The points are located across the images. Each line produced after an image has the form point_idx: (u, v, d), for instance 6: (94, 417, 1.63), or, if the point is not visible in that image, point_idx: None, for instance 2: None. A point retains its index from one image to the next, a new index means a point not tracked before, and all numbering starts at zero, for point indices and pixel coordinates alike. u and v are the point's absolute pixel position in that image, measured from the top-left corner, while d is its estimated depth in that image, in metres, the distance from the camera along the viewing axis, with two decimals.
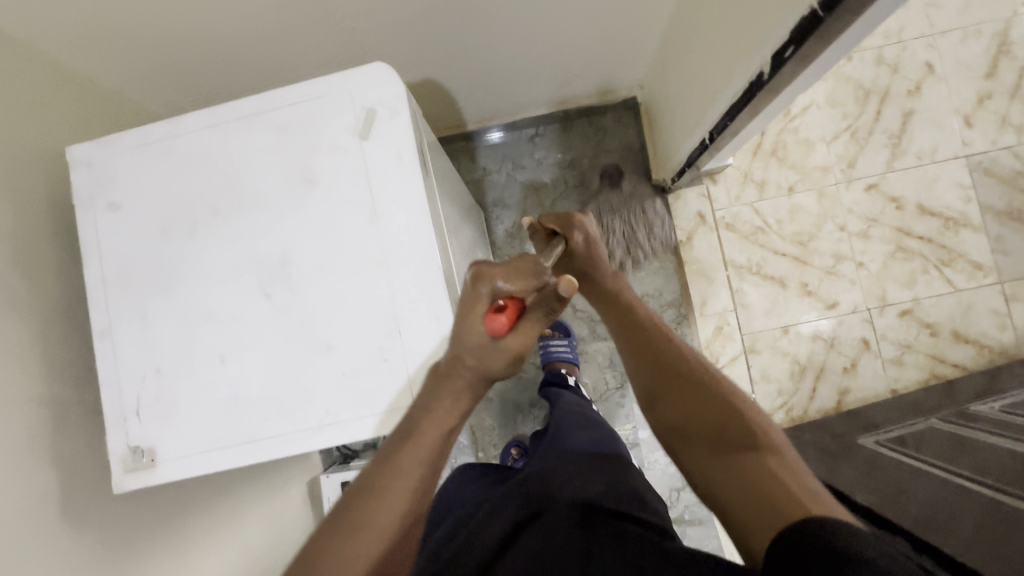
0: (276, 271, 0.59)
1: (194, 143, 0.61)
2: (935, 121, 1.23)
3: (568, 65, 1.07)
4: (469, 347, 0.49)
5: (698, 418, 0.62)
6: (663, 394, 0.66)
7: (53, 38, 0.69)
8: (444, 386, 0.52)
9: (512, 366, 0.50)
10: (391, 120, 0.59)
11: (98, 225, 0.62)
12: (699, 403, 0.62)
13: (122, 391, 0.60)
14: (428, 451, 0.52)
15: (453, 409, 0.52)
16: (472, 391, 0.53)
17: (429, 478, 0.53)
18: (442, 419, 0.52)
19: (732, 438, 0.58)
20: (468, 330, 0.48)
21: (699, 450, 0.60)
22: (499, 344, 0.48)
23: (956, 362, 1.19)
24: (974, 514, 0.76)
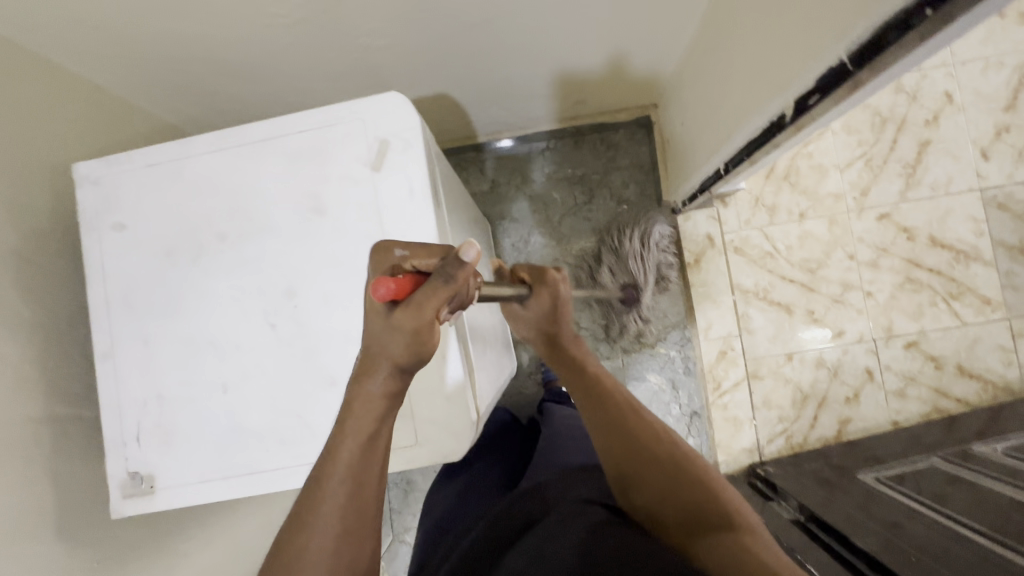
0: (282, 301, 0.58)
1: (201, 165, 0.60)
2: (952, 152, 1.22)
3: (583, 84, 1.05)
4: (371, 334, 0.46)
5: (674, 500, 0.61)
6: (634, 476, 0.64)
7: (64, 48, 0.68)
8: (356, 393, 0.47)
9: (415, 345, 0.45)
10: (405, 152, 0.58)
11: (102, 245, 0.61)
12: (673, 486, 0.61)
13: (122, 416, 0.59)
14: (353, 463, 0.46)
15: (369, 409, 0.47)
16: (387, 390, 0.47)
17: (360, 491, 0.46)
18: (359, 424, 0.47)
19: (711, 521, 0.58)
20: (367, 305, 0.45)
21: (683, 536, 0.59)
22: (394, 319, 0.43)
23: (959, 396, 1.19)
24: (966, 556, 0.74)
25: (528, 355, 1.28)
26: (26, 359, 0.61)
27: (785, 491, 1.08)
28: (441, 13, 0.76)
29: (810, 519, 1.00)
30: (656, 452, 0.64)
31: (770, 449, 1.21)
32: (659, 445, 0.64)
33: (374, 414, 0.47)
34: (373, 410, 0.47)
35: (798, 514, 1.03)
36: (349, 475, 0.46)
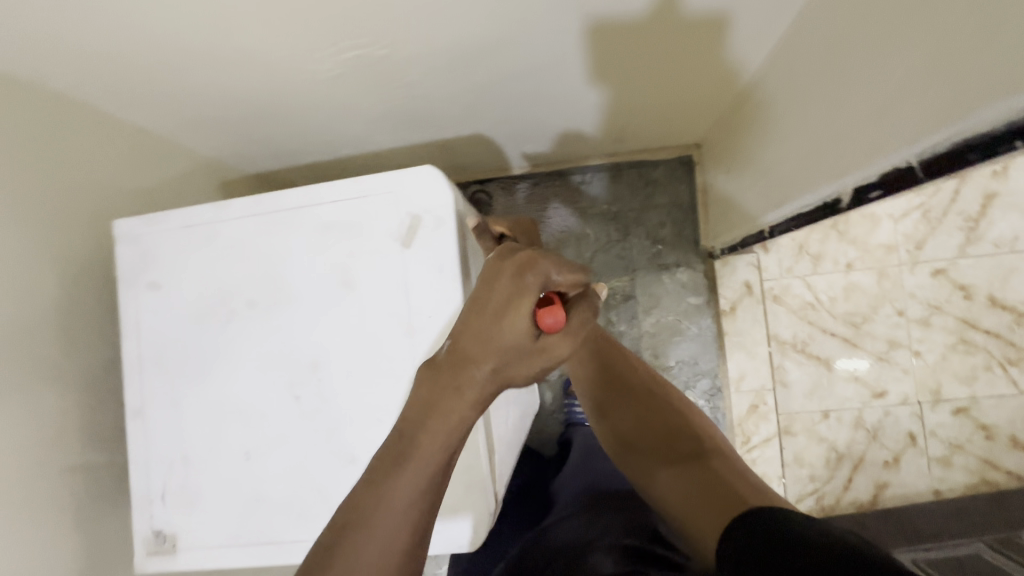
0: (306, 375, 0.58)
1: (236, 230, 0.60)
2: (1020, 207, 1.13)
3: (626, 125, 1.02)
4: (505, 347, 0.46)
5: (647, 427, 0.59)
6: (613, 406, 0.64)
7: (111, 99, 0.69)
8: (450, 394, 0.46)
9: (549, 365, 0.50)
10: (436, 230, 0.57)
11: (137, 302, 0.62)
12: (648, 412, 0.61)
13: (150, 475, 0.60)
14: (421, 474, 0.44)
15: (452, 421, 0.46)
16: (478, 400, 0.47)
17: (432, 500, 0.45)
18: (439, 435, 0.45)
19: (678, 443, 0.55)
20: (516, 321, 0.46)
21: (645, 458, 0.56)
22: (544, 342, 0.48)
23: (1011, 470, 1.11)
24: None
25: (551, 393, 1.26)
26: (66, 409, 0.64)
27: None
28: (481, 68, 0.74)
29: None
30: (635, 383, 0.65)
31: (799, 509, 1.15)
32: (637, 377, 0.66)
33: (460, 424, 0.46)
34: (455, 421, 0.46)
35: None
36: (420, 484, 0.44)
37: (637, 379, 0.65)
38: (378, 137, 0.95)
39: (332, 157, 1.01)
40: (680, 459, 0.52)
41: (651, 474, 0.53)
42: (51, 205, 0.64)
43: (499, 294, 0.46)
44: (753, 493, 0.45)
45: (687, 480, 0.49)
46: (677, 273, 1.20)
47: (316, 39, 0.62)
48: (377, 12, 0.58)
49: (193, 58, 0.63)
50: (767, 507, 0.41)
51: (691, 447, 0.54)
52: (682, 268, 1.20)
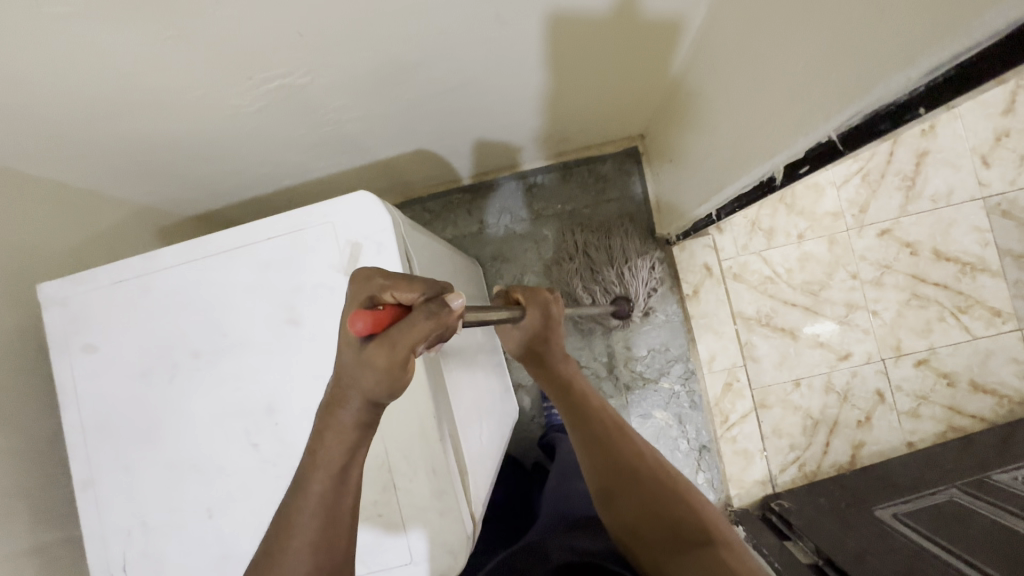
0: (262, 420, 0.56)
1: (171, 279, 0.58)
2: (951, 162, 1.18)
3: (567, 124, 1.03)
4: (345, 367, 0.42)
5: (656, 513, 0.58)
6: (617, 490, 0.61)
7: (25, 158, 0.66)
8: (328, 421, 0.44)
9: (389, 382, 0.41)
10: (378, 255, 0.55)
11: (73, 368, 0.59)
12: (652, 496, 0.59)
13: (107, 548, 0.57)
14: (321, 498, 0.43)
15: (342, 444, 0.44)
16: (359, 421, 0.44)
17: (337, 524, 0.44)
18: (331, 457, 0.44)
19: (689, 533, 0.55)
20: (340, 337, 0.42)
21: (658, 550, 0.56)
22: (367, 355, 0.40)
23: (974, 413, 1.15)
24: None
25: (530, 399, 1.26)
26: (12, 490, 0.60)
27: (801, 532, 1.02)
28: (412, 85, 0.73)
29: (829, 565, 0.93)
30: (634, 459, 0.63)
31: (783, 479, 1.17)
32: (638, 454, 0.63)
33: (347, 445, 0.44)
34: (347, 441, 0.44)
35: (816, 558, 0.96)
36: (320, 508, 0.43)
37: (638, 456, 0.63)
38: (318, 164, 0.92)
39: (275, 189, 0.99)
40: (701, 556, 0.52)
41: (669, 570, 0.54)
42: None
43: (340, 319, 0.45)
44: None
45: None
46: None
47: (233, 74, 0.60)
48: (292, 40, 0.57)
49: (104, 107, 0.60)
50: None
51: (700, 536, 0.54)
52: None
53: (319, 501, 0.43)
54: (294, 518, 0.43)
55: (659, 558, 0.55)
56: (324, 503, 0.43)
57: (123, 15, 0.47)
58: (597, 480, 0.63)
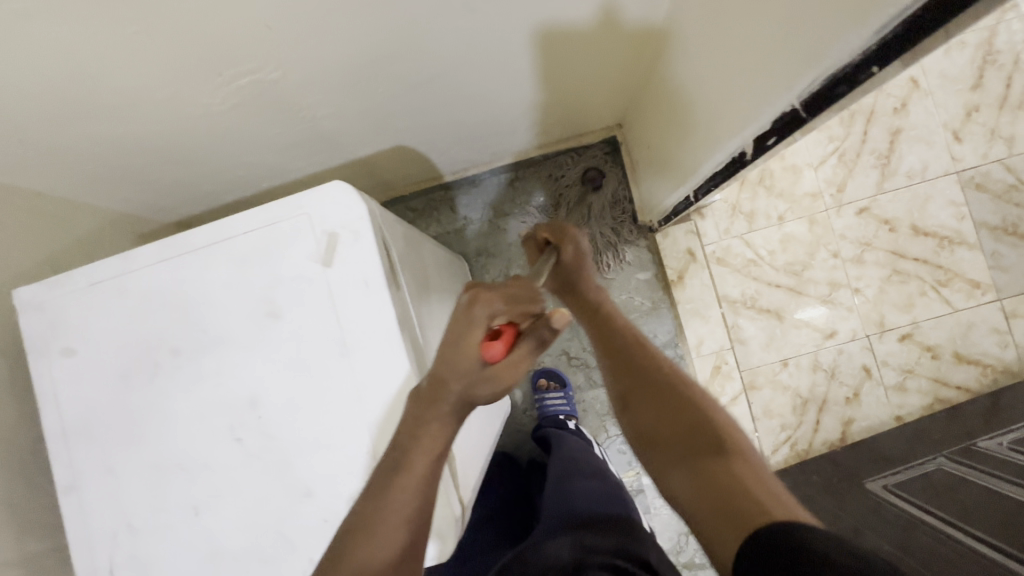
0: (245, 414, 0.56)
1: (147, 278, 0.58)
2: (924, 138, 1.20)
3: (545, 116, 1.04)
4: (459, 372, 0.50)
5: (670, 421, 0.55)
6: (634, 399, 0.59)
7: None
8: (430, 409, 0.51)
9: (500, 389, 0.53)
10: (354, 244, 0.56)
11: (52, 372, 0.58)
12: (669, 406, 0.56)
13: (93, 553, 0.56)
14: (421, 477, 0.50)
15: (442, 430, 0.51)
16: (457, 409, 0.52)
17: (425, 506, 0.50)
18: (432, 442, 0.51)
19: (702, 440, 0.51)
20: (460, 347, 0.50)
21: (666, 452, 0.53)
22: (490, 370, 0.51)
23: (959, 384, 1.17)
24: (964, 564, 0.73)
25: (522, 392, 1.26)
26: None
27: None
28: (384, 78, 0.74)
29: None
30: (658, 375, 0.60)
31: (775, 459, 1.18)
32: (663, 372, 0.60)
33: (445, 432, 0.52)
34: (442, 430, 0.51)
35: None
36: (418, 488, 0.49)
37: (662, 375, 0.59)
38: (297, 164, 0.93)
39: (255, 192, 0.99)
40: (712, 464, 0.49)
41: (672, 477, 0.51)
42: None
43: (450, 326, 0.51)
44: (772, 510, 0.43)
45: (715, 490, 0.46)
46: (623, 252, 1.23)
47: (202, 70, 0.60)
48: (259, 34, 0.57)
49: (76, 107, 0.60)
50: (788, 528, 0.40)
51: (716, 446, 0.50)
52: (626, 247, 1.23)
53: (417, 480, 0.50)
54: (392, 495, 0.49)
55: (665, 461, 0.53)
56: (421, 485, 0.50)
57: (86, 13, 0.47)
58: (615, 388, 0.62)
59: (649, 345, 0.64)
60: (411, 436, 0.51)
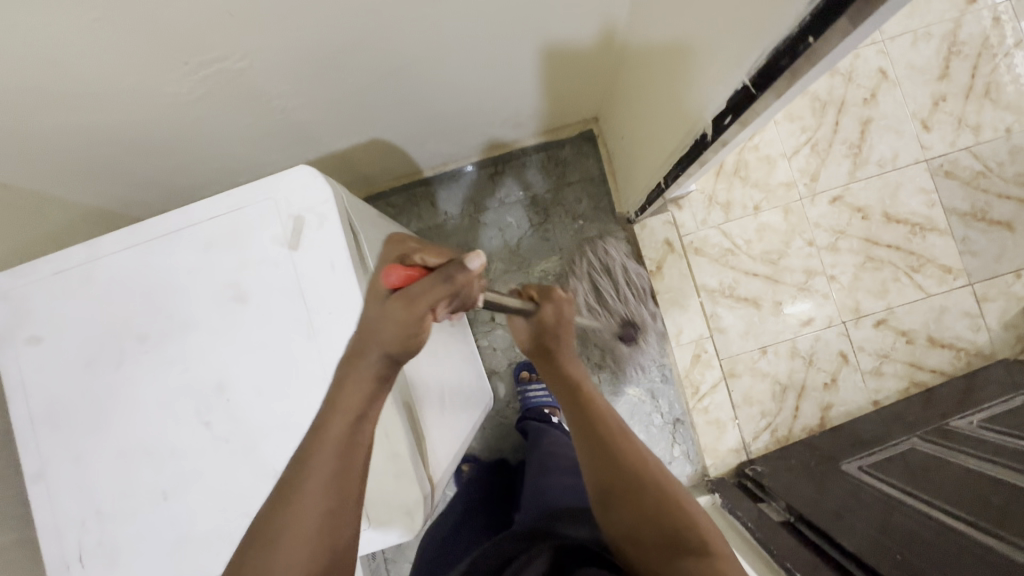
0: (213, 398, 0.56)
1: (114, 265, 0.58)
2: (894, 128, 1.22)
3: (519, 107, 1.05)
4: (368, 318, 0.46)
5: (657, 527, 0.57)
6: (618, 499, 0.60)
7: None
8: (349, 372, 0.46)
9: (407, 335, 0.45)
10: (320, 227, 0.56)
11: (18, 361, 0.58)
12: (656, 512, 0.58)
13: (62, 540, 0.56)
14: (338, 448, 0.45)
15: (358, 391, 0.46)
16: (378, 374, 0.46)
17: (347, 479, 0.45)
18: (348, 405, 0.45)
19: (690, 551, 0.55)
20: (369, 292, 0.48)
21: (649, 552, 0.56)
22: (390, 303, 0.45)
23: (934, 367, 1.19)
24: (936, 539, 0.74)
25: (505, 384, 1.26)
26: None
27: (773, 493, 1.02)
28: (354, 67, 0.74)
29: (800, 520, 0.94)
30: (640, 473, 0.61)
31: (756, 446, 1.19)
32: (647, 468, 0.62)
33: (363, 396, 0.46)
34: (366, 391, 0.46)
35: (786, 515, 0.97)
36: (335, 453, 0.44)
37: (647, 473, 0.61)
38: (272, 157, 0.93)
39: (231, 186, 0.99)
40: (696, 571, 0.53)
41: None
42: None
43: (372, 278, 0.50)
44: None
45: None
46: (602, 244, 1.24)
47: (167, 57, 0.61)
48: (222, 20, 0.57)
49: (41, 94, 0.60)
50: None
51: (699, 548, 0.55)
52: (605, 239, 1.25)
53: (335, 449, 0.45)
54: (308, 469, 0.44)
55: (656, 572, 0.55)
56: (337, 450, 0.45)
57: None
58: (597, 483, 0.62)
59: (631, 436, 0.65)
60: (330, 394, 0.46)
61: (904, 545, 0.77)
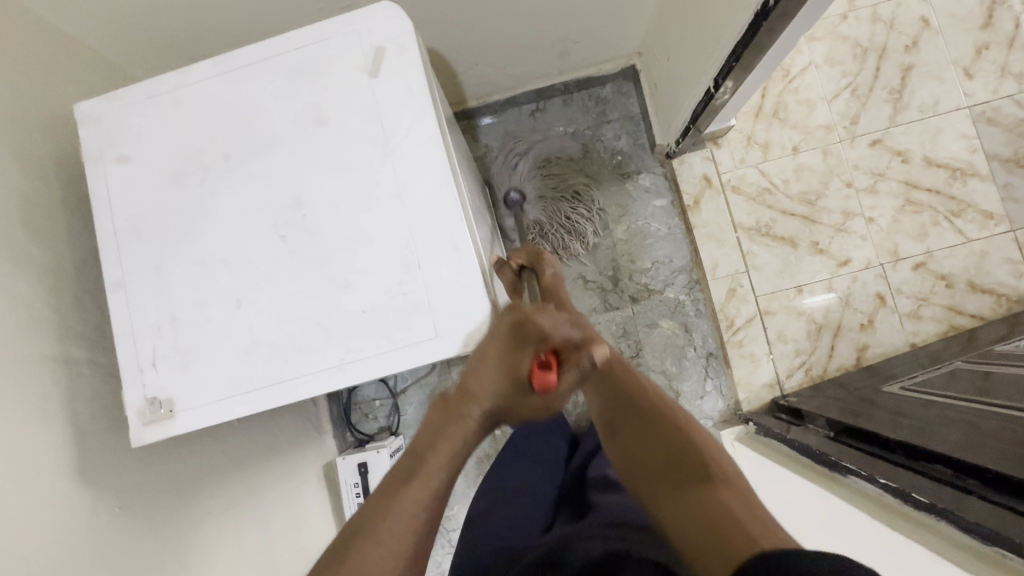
0: (291, 213, 0.58)
1: (203, 91, 0.61)
2: (935, 75, 1.23)
3: (567, 31, 1.07)
4: (494, 390, 0.46)
5: (661, 452, 0.53)
6: (620, 426, 0.60)
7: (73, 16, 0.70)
8: (460, 420, 0.48)
9: (535, 412, 0.48)
10: (401, 57, 0.59)
11: (107, 177, 0.61)
12: (654, 435, 0.55)
13: (136, 343, 0.58)
14: (432, 490, 0.46)
15: (465, 437, 0.49)
16: (482, 424, 0.49)
17: (432, 523, 0.46)
18: (452, 450, 0.48)
19: (688, 464, 0.50)
20: (501, 361, 0.45)
21: (657, 489, 0.50)
22: (531, 397, 0.46)
23: (974, 312, 1.18)
24: (975, 418, 0.71)
25: None
26: (42, 303, 0.62)
27: (812, 414, 1.00)
28: None
29: (841, 434, 0.91)
30: (641, 401, 0.60)
31: (790, 383, 1.18)
32: (647, 397, 0.60)
33: (467, 441, 0.49)
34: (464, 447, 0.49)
35: (828, 431, 0.94)
36: (430, 496, 0.46)
37: (647, 400, 0.59)
38: None
39: None
40: (696, 494, 0.47)
41: (662, 512, 0.48)
42: (29, 108, 0.65)
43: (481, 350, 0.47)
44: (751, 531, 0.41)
45: (690, 508, 0.46)
46: (639, 178, 1.27)
47: None
48: None
49: None
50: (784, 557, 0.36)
51: (702, 473, 0.48)
52: (643, 174, 1.27)
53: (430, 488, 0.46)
54: (393, 512, 0.44)
55: (659, 496, 0.50)
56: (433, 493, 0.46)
57: None
58: (601, 416, 0.64)
59: (632, 370, 0.64)
60: (437, 435, 0.48)
61: (959, 429, 0.72)
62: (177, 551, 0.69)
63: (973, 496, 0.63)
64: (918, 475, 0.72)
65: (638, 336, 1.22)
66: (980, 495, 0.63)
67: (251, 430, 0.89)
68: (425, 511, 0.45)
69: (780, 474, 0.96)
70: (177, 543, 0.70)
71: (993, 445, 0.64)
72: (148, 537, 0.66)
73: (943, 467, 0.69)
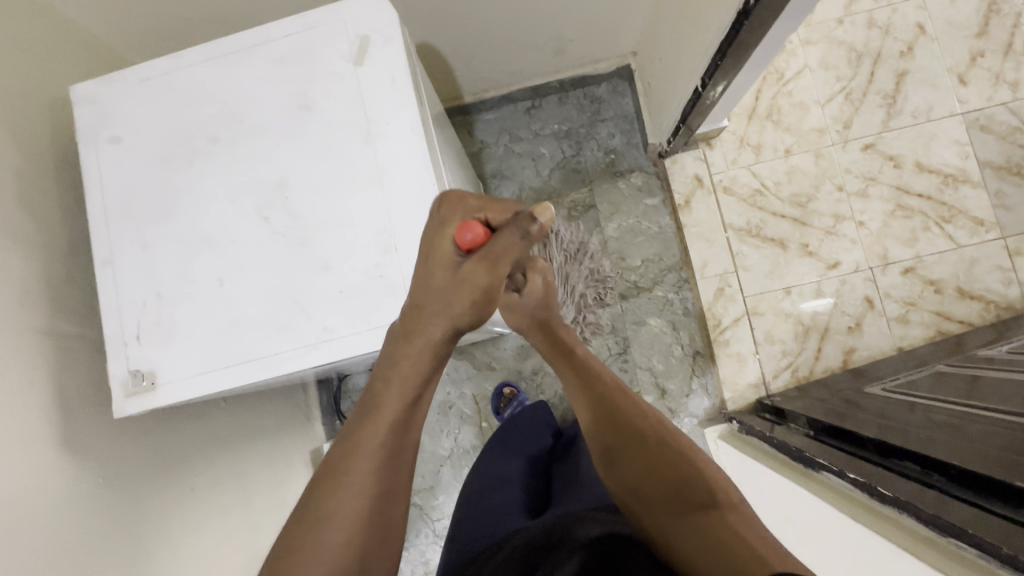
0: (274, 195, 0.60)
1: (193, 76, 0.63)
2: (929, 81, 1.24)
3: (562, 30, 1.09)
4: (437, 288, 0.50)
5: (659, 475, 0.53)
6: (619, 448, 0.58)
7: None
8: (407, 348, 0.51)
9: (480, 306, 0.51)
10: (385, 46, 0.60)
11: (99, 156, 0.63)
12: (656, 462, 0.54)
13: (121, 318, 0.60)
14: (388, 427, 0.48)
15: (418, 365, 0.50)
16: (435, 351, 0.51)
17: (393, 467, 0.48)
18: (405, 386, 0.50)
19: (692, 493, 0.50)
20: (436, 247, 0.51)
21: (657, 514, 0.50)
22: (463, 271, 0.49)
23: (962, 318, 1.18)
24: (951, 424, 0.73)
25: None
26: (33, 277, 0.64)
27: (794, 413, 1.00)
28: None
29: (820, 433, 0.92)
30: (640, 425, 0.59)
31: (776, 383, 1.19)
32: (645, 422, 0.59)
33: (418, 378, 0.50)
34: (420, 367, 0.51)
35: (808, 430, 0.95)
36: (386, 437, 0.48)
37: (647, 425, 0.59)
38: None
39: None
40: (700, 519, 0.47)
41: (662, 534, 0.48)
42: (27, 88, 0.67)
43: (433, 233, 0.52)
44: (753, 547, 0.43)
45: (704, 537, 0.45)
46: (632, 177, 1.28)
47: None
48: None
49: None
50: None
51: (705, 498, 0.49)
52: (635, 172, 1.28)
53: (385, 430, 0.48)
54: (353, 457, 0.46)
55: (661, 521, 0.49)
56: (388, 435, 0.48)
57: None
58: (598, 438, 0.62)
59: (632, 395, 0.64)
60: (387, 378, 0.50)
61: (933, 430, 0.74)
62: (158, 524, 0.71)
63: (942, 492, 0.65)
64: (890, 472, 0.74)
65: (625, 333, 1.23)
66: (947, 492, 0.64)
67: (239, 411, 0.91)
68: (383, 450, 0.47)
69: (760, 471, 0.97)
70: (158, 516, 0.71)
71: (970, 447, 0.66)
72: (130, 509, 0.67)
73: (915, 465, 0.71)
